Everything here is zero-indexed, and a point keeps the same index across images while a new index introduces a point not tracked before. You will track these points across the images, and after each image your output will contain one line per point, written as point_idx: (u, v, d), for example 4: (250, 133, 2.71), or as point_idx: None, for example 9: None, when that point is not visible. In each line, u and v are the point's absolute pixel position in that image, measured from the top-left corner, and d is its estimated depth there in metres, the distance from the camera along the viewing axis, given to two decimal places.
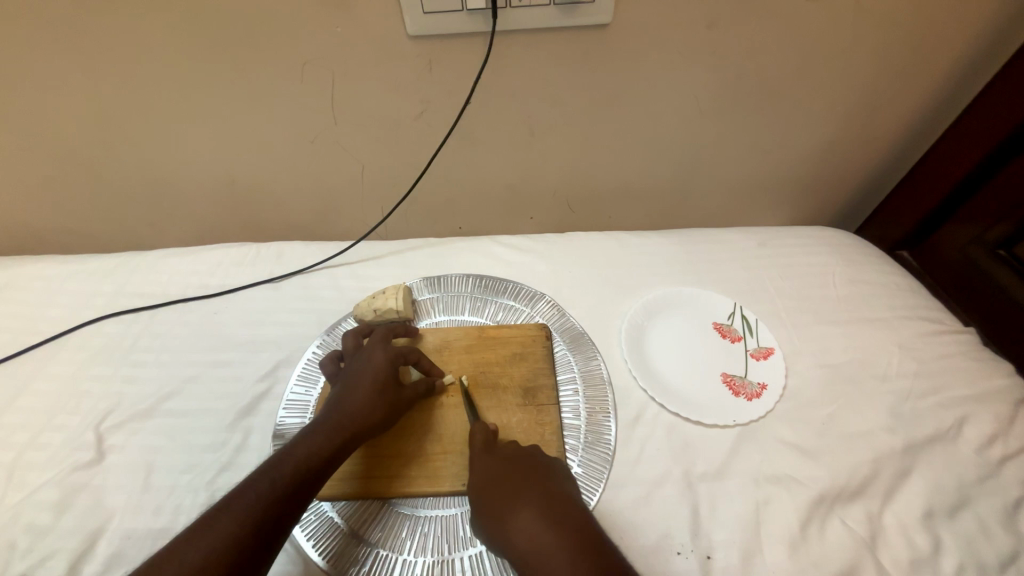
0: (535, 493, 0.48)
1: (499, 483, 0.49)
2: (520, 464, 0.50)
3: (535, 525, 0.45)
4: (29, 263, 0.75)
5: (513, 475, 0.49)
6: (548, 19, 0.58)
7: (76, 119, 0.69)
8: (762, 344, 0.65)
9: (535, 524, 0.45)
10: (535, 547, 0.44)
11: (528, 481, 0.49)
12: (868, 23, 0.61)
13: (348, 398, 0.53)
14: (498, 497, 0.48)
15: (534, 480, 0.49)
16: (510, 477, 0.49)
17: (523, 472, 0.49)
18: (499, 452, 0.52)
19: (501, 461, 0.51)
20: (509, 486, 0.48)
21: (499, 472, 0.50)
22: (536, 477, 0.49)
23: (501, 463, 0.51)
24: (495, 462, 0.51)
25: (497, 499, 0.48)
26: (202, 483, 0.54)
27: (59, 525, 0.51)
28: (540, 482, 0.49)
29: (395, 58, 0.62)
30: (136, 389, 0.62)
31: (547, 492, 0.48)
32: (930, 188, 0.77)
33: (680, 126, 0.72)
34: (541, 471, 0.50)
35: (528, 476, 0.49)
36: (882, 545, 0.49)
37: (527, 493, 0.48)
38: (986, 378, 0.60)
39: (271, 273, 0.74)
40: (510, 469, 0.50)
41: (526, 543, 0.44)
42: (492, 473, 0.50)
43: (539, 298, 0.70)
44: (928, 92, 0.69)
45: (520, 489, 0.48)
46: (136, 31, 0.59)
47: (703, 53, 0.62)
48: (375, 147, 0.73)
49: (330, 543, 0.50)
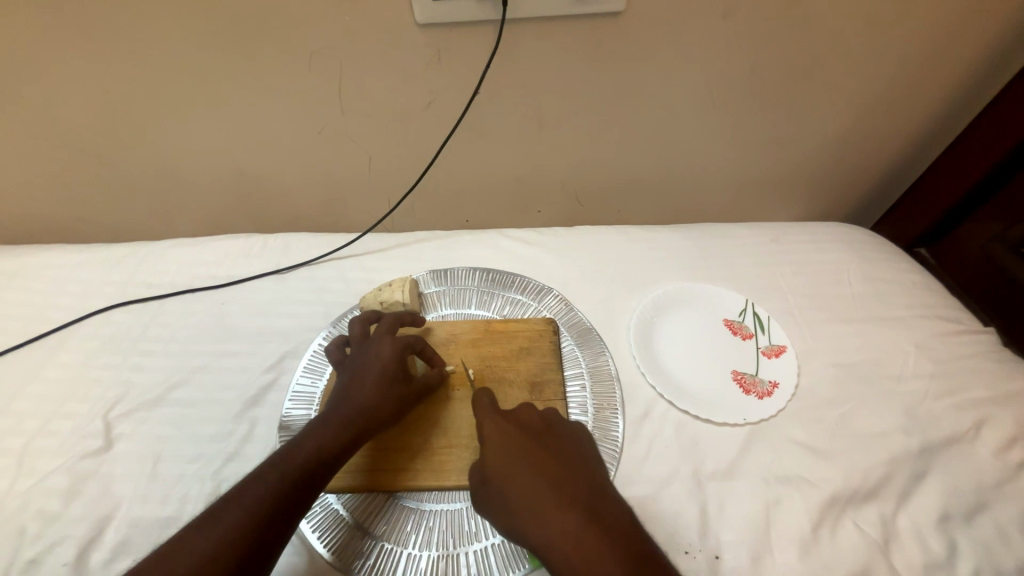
0: (569, 483, 0.44)
1: (526, 469, 0.45)
2: (546, 449, 0.47)
3: (573, 519, 0.42)
4: (39, 252, 0.76)
5: (542, 460, 0.46)
6: (558, 7, 0.56)
7: (86, 108, 0.69)
8: (774, 342, 0.63)
9: (573, 517, 0.42)
10: (574, 543, 0.40)
11: (558, 468, 0.45)
12: (891, 11, 0.59)
13: (356, 391, 0.52)
14: (528, 485, 0.44)
15: (564, 468, 0.45)
16: (538, 463, 0.45)
17: (552, 459, 0.46)
18: (521, 435, 0.48)
19: (525, 444, 0.47)
20: (538, 474, 0.44)
21: (524, 456, 0.46)
22: (565, 464, 0.46)
23: (526, 447, 0.47)
24: (519, 445, 0.47)
25: (526, 487, 0.44)
26: (208, 473, 0.54)
27: (68, 512, 0.52)
28: (571, 470, 0.46)
29: (403, 48, 0.61)
30: (144, 379, 0.62)
31: (580, 482, 0.45)
32: (953, 183, 0.74)
33: (692, 118, 0.70)
34: (570, 459, 0.47)
35: (558, 463, 0.46)
36: (896, 549, 0.47)
37: (559, 482, 0.44)
38: (1006, 380, 0.58)
39: (278, 264, 0.74)
40: (538, 453, 0.46)
41: (564, 538, 0.41)
42: (517, 458, 0.46)
43: (547, 292, 0.69)
44: (952, 85, 0.67)
45: (552, 478, 0.44)
46: (143, 19, 0.59)
47: (718, 43, 0.61)
48: (382, 138, 0.73)
49: (335, 535, 0.50)
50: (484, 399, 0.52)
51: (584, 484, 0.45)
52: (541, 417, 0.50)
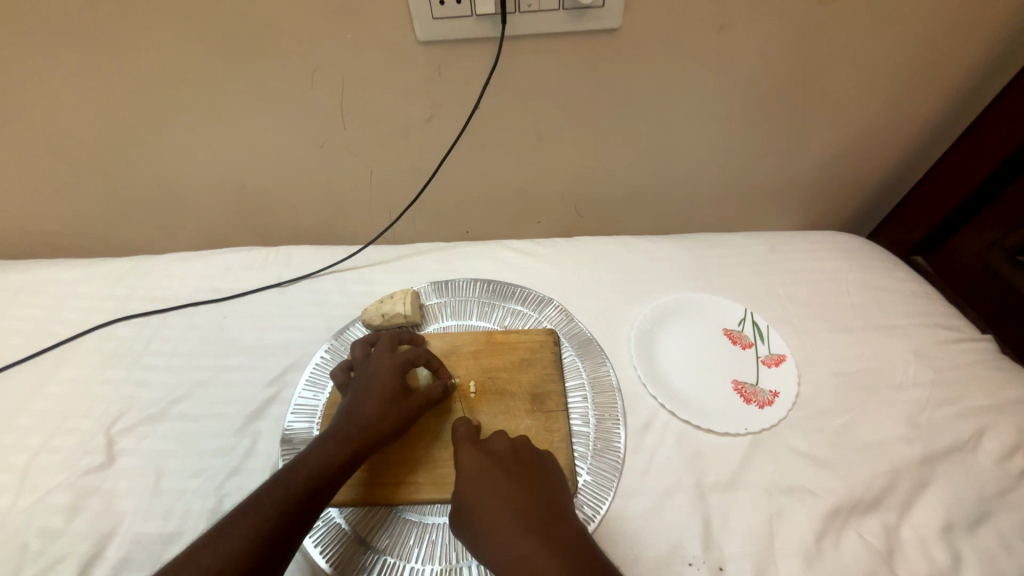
0: (532, 507, 0.44)
1: (491, 491, 0.45)
2: (513, 472, 0.47)
3: (531, 541, 0.41)
4: (44, 267, 0.76)
5: (507, 484, 0.46)
6: (557, 24, 0.57)
7: (91, 125, 0.70)
8: (774, 351, 0.64)
9: (532, 541, 0.41)
10: (529, 566, 0.40)
11: (523, 492, 0.45)
12: (882, 25, 0.60)
13: (359, 406, 0.53)
14: (492, 507, 0.44)
15: (530, 492, 0.45)
16: (503, 486, 0.45)
17: (518, 483, 0.46)
18: (492, 457, 0.48)
19: (493, 467, 0.47)
20: (501, 498, 0.44)
21: (490, 478, 0.46)
22: (531, 488, 0.46)
23: (494, 470, 0.47)
24: (488, 469, 0.47)
25: (490, 510, 0.44)
26: (211, 488, 0.54)
27: (70, 528, 0.52)
28: (535, 494, 0.45)
29: (404, 63, 0.62)
30: (147, 393, 0.62)
31: (543, 504, 0.45)
32: (948, 190, 0.75)
33: (690, 130, 0.71)
34: (536, 481, 0.47)
35: (523, 487, 0.46)
36: (900, 559, 0.47)
37: (521, 506, 0.44)
38: (1005, 388, 0.58)
39: (280, 277, 0.74)
40: (504, 477, 0.46)
41: (520, 562, 0.40)
42: (483, 480, 0.46)
43: (548, 303, 0.69)
44: (944, 95, 0.68)
45: (514, 502, 0.44)
46: (148, 36, 0.60)
47: (713, 57, 0.62)
48: (383, 152, 0.73)
49: (337, 549, 0.50)
50: (462, 428, 0.52)
51: (547, 508, 0.45)
52: (513, 445, 0.50)
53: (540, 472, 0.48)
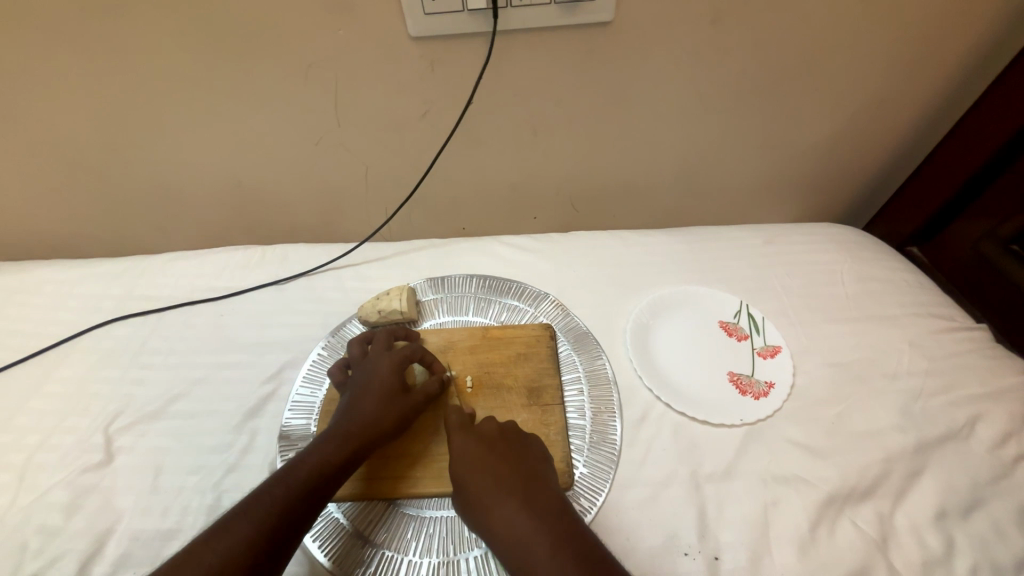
0: (517, 482, 0.46)
1: (477, 465, 0.48)
2: (500, 450, 0.49)
3: (512, 507, 0.44)
4: (40, 268, 0.77)
5: (490, 458, 0.48)
6: (548, 18, 0.57)
7: (84, 124, 0.70)
8: (769, 343, 0.64)
9: (513, 507, 0.44)
10: (510, 529, 0.43)
11: (507, 467, 0.47)
12: (874, 15, 0.60)
13: (358, 406, 0.53)
14: (477, 480, 0.47)
15: (512, 465, 0.48)
16: (487, 460, 0.48)
17: (501, 457, 0.48)
18: (480, 438, 0.50)
19: (477, 443, 0.49)
20: (485, 469, 0.47)
21: (475, 454, 0.48)
22: (512, 460, 0.48)
23: (479, 446, 0.49)
24: (474, 448, 0.49)
25: (475, 481, 0.47)
26: (209, 484, 0.54)
27: (70, 526, 0.52)
28: (517, 465, 0.48)
29: (397, 59, 0.62)
30: (145, 391, 0.62)
31: (528, 478, 0.47)
32: (943, 180, 0.75)
33: (683, 123, 0.71)
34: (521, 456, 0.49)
35: (506, 461, 0.48)
36: (894, 546, 0.48)
37: (503, 477, 0.46)
38: (998, 376, 0.59)
39: (276, 275, 0.75)
40: (489, 454, 0.48)
41: (502, 525, 0.44)
42: (467, 456, 0.48)
43: (544, 298, 0.70)
44: (937, 85, 0.68)
45: (496, 473, 0.47)
46: (139, 35, 0.60)
47: (707, 50, 0.62)
48: (378, 149, 0.73)
49: (335, 543, 0.50)
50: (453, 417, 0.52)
51: (529, 479, 0.47)
52: (501, 425, 0.51)
53: (525, 449, 0.50)
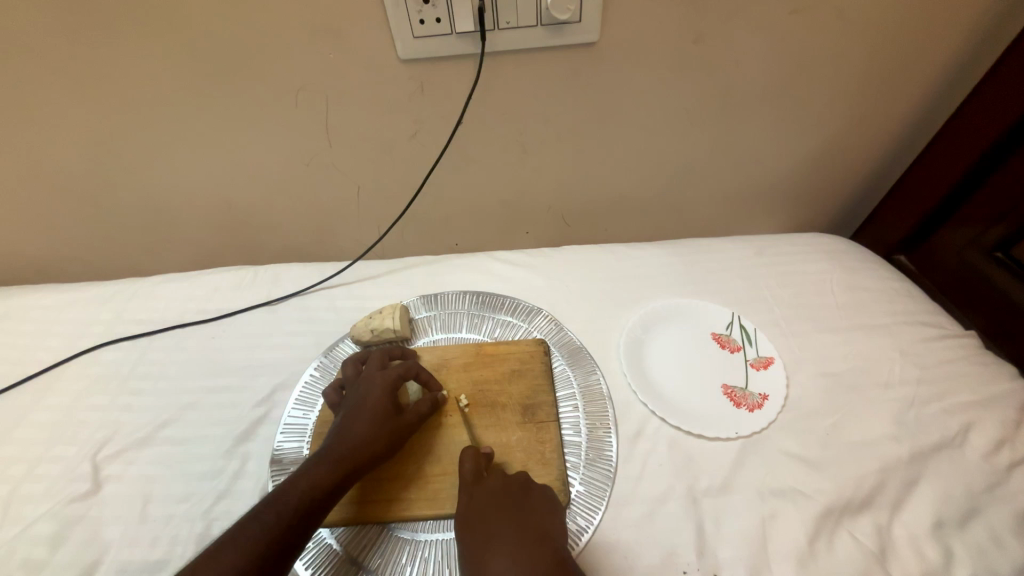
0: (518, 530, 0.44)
1: (483, 516, 0.46)
2: (508, 500, 0.48)
3: (506, 559, 0.42)
4: (28, 293, 0.76)
5: (495, 506, 0.47)
6: (536, 39, 0.58)
7: (74, 149, 0.70)
8: (762, 354, 0.64)
9: (508, 558, 0.42)
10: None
11: (510, 516, 0.46)
12: (852, 32, 0.61)
13: (351, 427, 0.52)
14: (481, 530, 0.45)
15: (517, 513, 0.46)
16: (494, 510, 0.46)
17: (508, 506, 0.47)
18: (489, 489, 0.49)
19: (487, 496, 0.48)
20: (490, 521, 0.45)
21: (484, 505, 0.47)
22: (522, 514, 0.46)
23: (487, 498, 0.48)
24: (481, 498, 0.48)
25: (479, 531, 0.45)
26: (200, 512, 0.53)
27: (55, 559, 0.51)
28: (524, 519, 0.46)
29: (387, 81, 0.63)
30: (134, 417, 0.61)
31: (532, 526, 0.45)
32: (926, 190, 0.76)
33: (671, 138, 0.72)
34: (530, 508, 0.47)
35: (511, 509, 0.47)
36: (893, 558, 0.48)
37: (507, 530, 0.44)
38: (989, 383, 0.59)
39: (268, 295, 0.74)
40: (494, 503, 0.47)
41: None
42: (476, 506, 0.47)
43: (537, 313, 0.70)
44: (917, 97, 0.69)
45: (499, 523, 0.45)
46: (130, 61, 0.60)
47: (691, 68, 0.63)
48: (369, 168, 0.74)
49: (328, 570, 0.49)
50: (466, 465, 0.51)
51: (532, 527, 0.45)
52: (517, 480, 0.50)
53: (538, 500, 0.49)
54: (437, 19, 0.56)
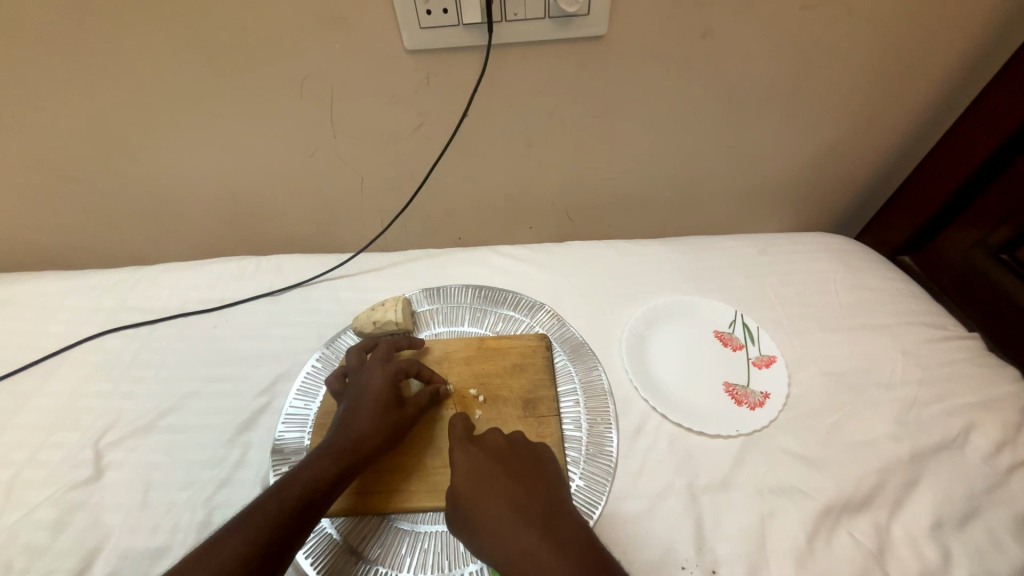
0: (529, 500, 0.45)
1: (489, 489, 0.46)
2: (511, 468, 0.48)
3: (529, 535, 0.42)
4: (31, 280, 0.76)
5: (500, 476, 0.47)
6: (543, 32, 0.58)
7: (77, 136, 0.70)
8: (764, 352, 0.64)
9: (531, 535, 0.42)
10: (528, 558, 0.41)
11: (519, 486, 0.46)
12: (863, 29, 0.61)
13: (352, 419, 0.53)
14: (491, 504, 0.45)
15: (523, 480, 0.47)
16: (499, 483, 0.46)
17: (512, 474, 0.47)
18: (488, 458, 0.49)
19: (486, 467, 0.48)
20: (499, 496, 0.45)
21: (486, 476, 0.47)
22: (533, 489, 0.46)
23: (487, 467, 0.48)
24: (483, 466, 0.48)
25: (491, 513, 0.44)
26: (201, 500, 0.53)
27: (57, 544, 0.51)
28: (537, 492, 0.46)
29: (392, 72, 0.63)
30: (136, 405, 0.62)
31: (542, 496, 0.46)
32: (933, 192, 0.76)
33: (676, 134, 0.72)
34: (533, 475, 0.48)
35: (517, 477, 0.47)
36: (891, 557, 0.48)
37: (521, 504, 0.44)
38: (991, 385, 0.59)
39: (270, 286, 0.74)
40: (499, 472, 0.47)
41: (522, 557, 0.41)
42: (478, 478, 0.47)
43: (539, 307, 0.70)
44: (925, 97, 0.69)
45: (510, 494, 0.45)
46: (134, 48, 0.60)
47: (698, 64, 0.63)
48: (373, 159, 0.74)
49: (328, 559, 0.49)
50: (459, 425, 0.53)
51: (544, 498, 0.45)
52: (508, 440, 0.51)
53: (538, 467, 0.49)
54: (444, 10, 0.56)
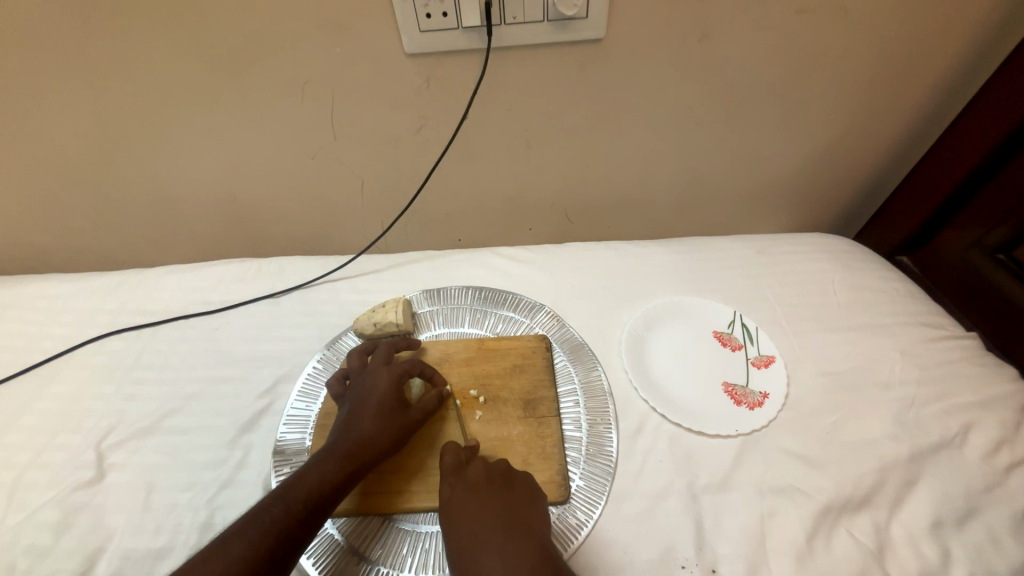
0: (501, 526, 0.45)
1: (470, 516, 0.46)
2: (487, 492, 0.48)
3: (498, 562, 0.42)
4: (33, 282, 0.76)
5: (475, 504, 0.47)
6: (541, 35, 0.58)
7: (79, 139, 0.70)
8: (763, 353, 0.64)
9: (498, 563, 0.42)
10: None
11: (492, 512, 0.46)
12: (859, 31, 0.61)
13: (356, 422, 0.53)
14: (464, 530, 0.45)
15: (498, 506, 0.47)
16: (480, 509, 0.46)
17: (488, 499, 0.47)
18: (466, 484, 0.48)
19: (468, 491, 0.48)
20: (472, 525, 0.45)
21: (467, 502, 0.47)
22: (506, 513, 0.46)
23: (468, 494, 0.48)
24: (460, 494, 0.48)
25: (465, 539, 0.45)
26: (203, 501, 0.54)
27: (60, 545, 0.51)
28: (508, 518, 0.46)
29: (392, 75, 0.63)
30: (139, 407, 0.62)
31: (514, 521, 0.45)
32: (930, 192, 0.76)
33: (675, 135, 0.72)
34: (507, 500, 0.47)
35: (492, 503, 0.47)
36: (890, 557, 0.48)
37: (491, 530, 0.44)
38: (990, 385, 0.59)
39: (271, 288, 0.74)
40: (474, 499, 0.47)
41: None
42: (455, 507, 0.47)
43: (539, 308, 0.70)
44: (923, 98, 0.69)
45: (482, 521, 0.45)
46: (136, 52, 0.60)
47: (696, 67, 0.63)
48: (374, 162, 0.74)
49: (331, 559, 0.49)
50: (448, 457, 0.51)
51: (516, 524, 0.45)
52: (491, 466, 0.50)
53: (515, 491, 0.49)
54: (443, 13, 0.56)
